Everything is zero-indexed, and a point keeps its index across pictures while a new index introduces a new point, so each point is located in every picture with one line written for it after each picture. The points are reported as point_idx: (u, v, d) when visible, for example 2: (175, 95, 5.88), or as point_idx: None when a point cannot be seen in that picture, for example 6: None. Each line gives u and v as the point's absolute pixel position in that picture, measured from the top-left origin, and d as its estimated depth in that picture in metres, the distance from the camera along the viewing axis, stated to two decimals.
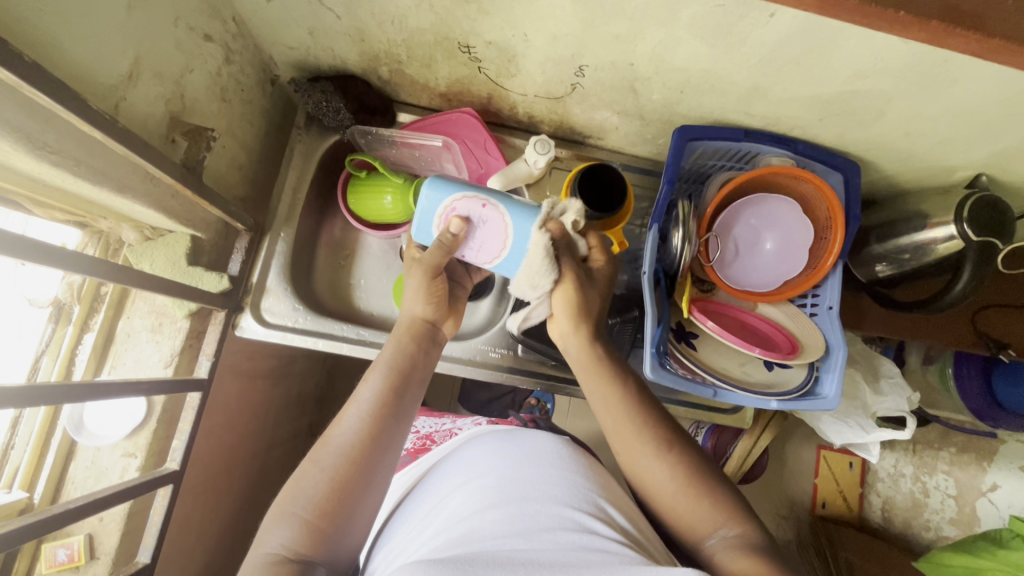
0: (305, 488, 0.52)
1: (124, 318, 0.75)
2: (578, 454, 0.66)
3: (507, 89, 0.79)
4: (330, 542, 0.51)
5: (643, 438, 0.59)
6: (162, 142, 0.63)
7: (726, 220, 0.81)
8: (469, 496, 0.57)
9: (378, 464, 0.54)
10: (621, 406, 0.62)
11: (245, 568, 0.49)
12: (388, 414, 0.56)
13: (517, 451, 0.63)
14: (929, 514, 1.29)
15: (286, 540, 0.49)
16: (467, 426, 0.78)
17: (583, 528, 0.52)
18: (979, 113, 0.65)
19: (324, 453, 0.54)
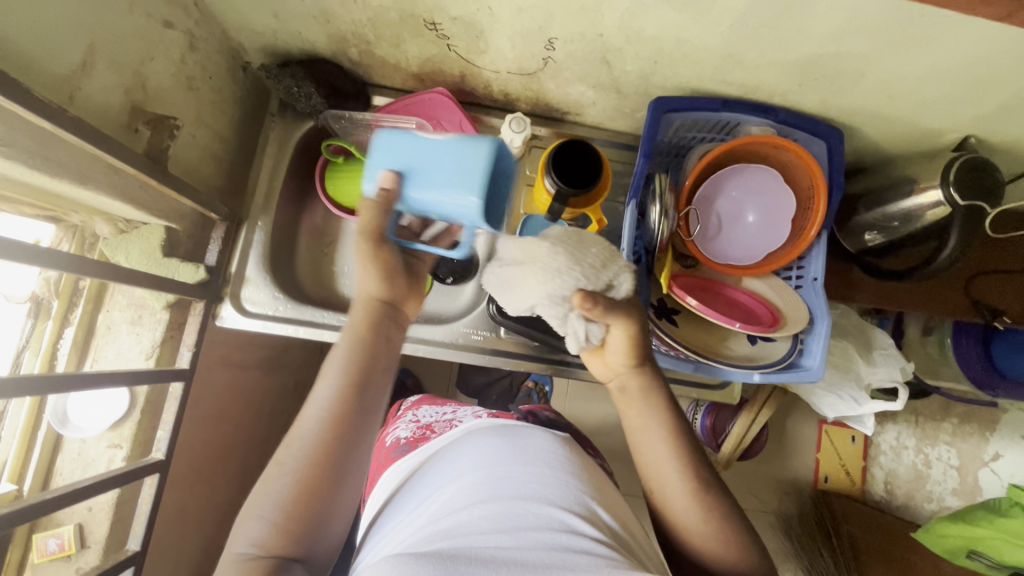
0: (272, 491, 0.52)
1: (104, 311, 0.74)
2: (568, 446, 0.66)
3: (479, 66, 0.78)
4: (303, 539, 0.51)
5: (676, 466, 0.59)
6: (123, 132, 0.61)
7: (707, 194, 0.79)
8: (450, 490, 0.58)
9: (347, 460, 0.54)
10: (660, 442, 0.60)
11: (220, 566, 0.50)
12: (350, 409, 0.55)
13: (498, 439, 0.64)
14: (931, 485, 1.37)
15: (256, 539, 0.50)
16: (467, 417, 0.78)
17: (567, 523, 0.53)
18: (963, 70, 0.63)
19: (287, 455, 0.53)
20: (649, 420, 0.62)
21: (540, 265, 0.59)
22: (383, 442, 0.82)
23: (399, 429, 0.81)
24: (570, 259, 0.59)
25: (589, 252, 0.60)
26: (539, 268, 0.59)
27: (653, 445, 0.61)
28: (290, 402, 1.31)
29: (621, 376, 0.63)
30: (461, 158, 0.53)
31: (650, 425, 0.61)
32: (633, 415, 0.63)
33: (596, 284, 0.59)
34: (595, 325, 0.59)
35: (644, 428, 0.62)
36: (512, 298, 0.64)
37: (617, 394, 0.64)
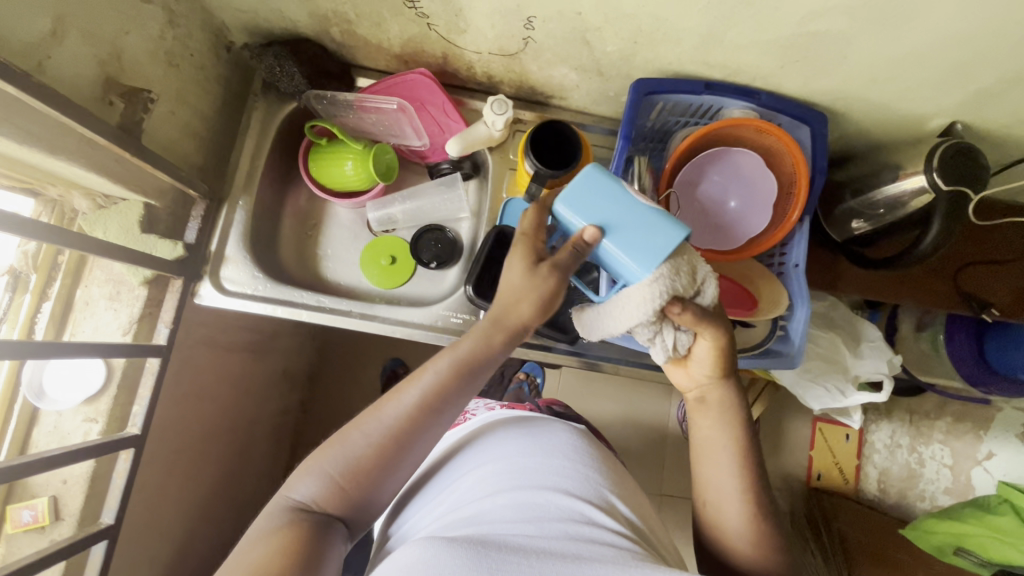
0: (342, 451, 0.56)
1: (82, 286, 0.74)
2: (595, 450, 0.71)
3: (461, 47, 0.77)
4: (352, 502, 0.56)
5: (733, 479, 0.61)
6: (96, 105, 0.61)
7: (689, 177, 0.77)
8: (476, 487, 0.61)
9: (411, 450, 0.57)
10: (720, 452, 0.63)
11: (275, 501, 0.56)
12: (440, 404, 0.58)
13: (527, 442, 0.68)
14: (924, 484, 1.36)
15: (309, 494, 0.55)
16: (479, 409, 0.84)
17: (592, 515, 0.56)
18: (944, 51, 0.62)
19: (371, 423, 0.57)
20: (715, 431, 0.63)
21: (644, 287, 0.55)
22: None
23: None
24: (673, 272, 0.54)
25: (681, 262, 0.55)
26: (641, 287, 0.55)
27: (712, 453, 0.63)
28: (279, 388, 1.32)
29: (702, 387, 0.64)
30: (649, 230, 0.55)
31: (724, 442, 0.63)
32: (704, 425, 0.65)
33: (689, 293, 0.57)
34: (685, 334, 0.60)
35: (714, 443, 0.63)
36: (598, 321, 0.61)
37: (694, 403, 0.66)
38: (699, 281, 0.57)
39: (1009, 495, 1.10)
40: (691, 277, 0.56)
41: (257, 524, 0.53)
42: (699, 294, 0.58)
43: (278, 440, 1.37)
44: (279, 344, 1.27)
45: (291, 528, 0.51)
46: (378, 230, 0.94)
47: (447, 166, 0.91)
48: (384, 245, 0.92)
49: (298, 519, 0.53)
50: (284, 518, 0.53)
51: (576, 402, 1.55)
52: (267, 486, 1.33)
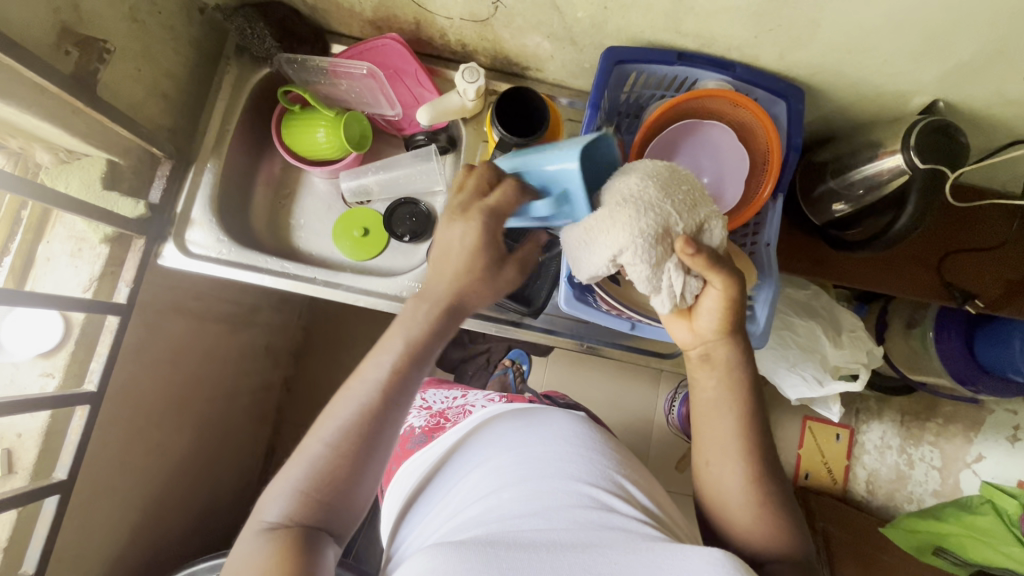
0: (304, 460, 0.52)
1: (43, 242, 0.74)
2: (590, 434, 0.69)
3: (432, 11, 0.76)
4: (326, 509, 0.51)
5: (735, 450, 0.59)
6: (49, 52, 0.61)
7: (663, 150, 0.75)
8: (482, 480, 0.62)
9: (380, 437, 0.53)
10: (722, 421, 0.60)
11: (245, 533, 0.51)
12: (397, 392, 0.54)
13: (529, 431, 0.68)
14: (912, 486, 1.37)
15: (280, 514, 0.50)
16: (479, 404, 0.81)
17: (607, 506, 0.57)
18: (921, 19, 0.59)
19: (327, 423, 0.53)
20: (717, 399, 0.60)
21: (630, 215, 0.51)
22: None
23: (412, 417, 0.84)
24: (663, 195, 0.52)
25: (675, 193, 0.53)
26: (624, 204, 0.52)
27: (715, 420, 0.60)
28: (261, 363, 1.32)
29: (707, 343, 0.60)
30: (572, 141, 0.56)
31: (720, 402, 0.60)
32: (704, 383, 0.61)
33: (687, 224, 0.53)
34: (692, 279, 0.54)
35: (712, 403, 0.61)
36: (592, 264, 0.56)
37: (697, 361, 0.61)
38: (696, 210, 0.53)
39: (991, 496, 1.08)
40: (685, 200, 0.53)
41: (237, 560, 0.49)
42: (699, 225, 0.53)
43: (260, 416, 1.38)
44: (260, 319, 1.27)
45: (269, 556, 0.47)
46: (352, 201, 0.93)
47: (422, 138, 0.89)
48: (358, 217, 0.91)
49: (272, 543, 0.48)
50: (257, 548, 0.48)
51: (561, 389, 1.54)
52: (245, 460, 1.33)
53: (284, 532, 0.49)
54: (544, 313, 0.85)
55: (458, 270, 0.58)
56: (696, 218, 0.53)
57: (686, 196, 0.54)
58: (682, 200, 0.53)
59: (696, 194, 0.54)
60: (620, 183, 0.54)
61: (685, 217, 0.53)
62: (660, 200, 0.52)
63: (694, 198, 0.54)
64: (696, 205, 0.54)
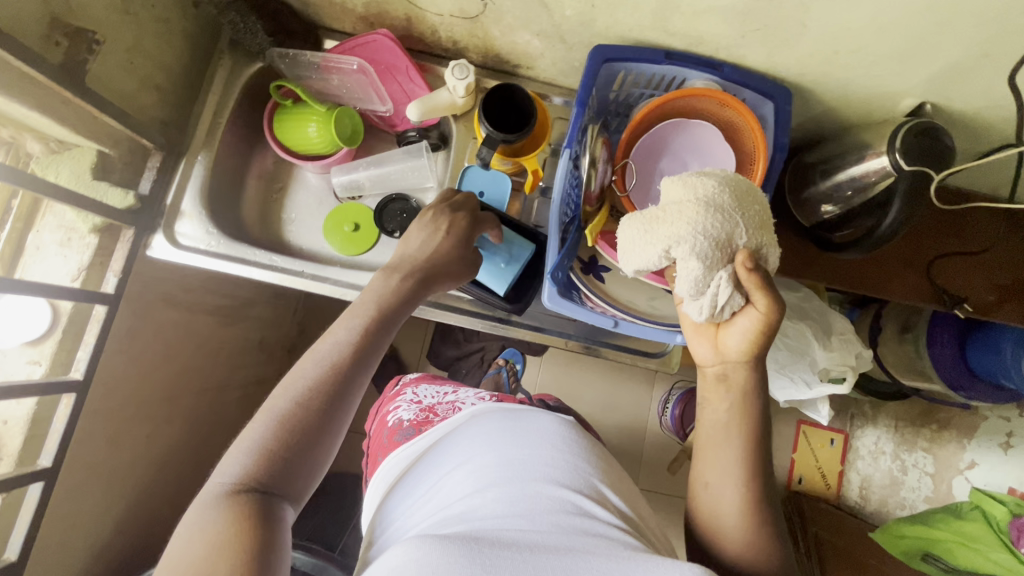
0: (270, 416, 0.52)
1: (34, 231, 0.74)
2: (569, 433, 0.69)
3: (422, 8, 0.76)
4: (289, 471, 0.50)
5: (736, 474, 0.57)
6: (40, 43, 0.61)
7: (648, 149, 0.76)
8: (467, 479, 0.61)
9: (343, 402, 0.55)
10: (728, 445, 0.59)
11: (199, 494, 0.48)
12: (364, 352, 0.58)
13: (515, 431, 0.67)
14: (906, 491, 1.35)
15: (237, 474, 0.49)
16: (470, 401, 0.80)
17: (585, 509, 0.57)
18: (905, 20, 0.60)
19: (296, 380, 0.55)
20: (724, 420, 0.59)
21: (700, 218, 0.55)
22: (386, 424, 0.85)
23: (402, 411, 0.84)
24: (734, 211, 0.56)
25: (745, 213, 0.57)
26: (696, 207, 0.56)
27: (721, 442, 0.59)
28: (253, 357, 1.32)
29: (727, 364, 0.59)
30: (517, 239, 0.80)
31: (727, 426, 0.59)
32: (715, 404, 0.61)
33: (750, 242, 0.56)
34: (737, 295, 0.55)
35: (719, 425, 0.60)
36: (641, 252, 0.60)
37: (713, 380, 0.61)
38: (762, 230, 0.57)
39: (981, 502, 1.07)
40: (754, 218, 0.57)
41: (183, 524, 0.46)
42: (758, 245, 0.56)
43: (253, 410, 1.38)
44: (253, 313, 1.28)
45: (228, 512, 0.45)
46: (343, 195, 0.93)
47: (413, 134, 0.89)
48: (349, 212, 0.91)
49: (226, 501, 0.46)
50: (211, 505, 0.46)
51: (554, 389, 1.54)
52: None
53: (244, 492, 0.47)
54: (529, 310, 0.85)
55: (431, 251, 0.69)
56: (759, 241, 0.57)
57: (755, 221, 0.57)
58: (752, 222, 0.57)
59: (764, 221, 0.59)
60: (698, 181, 0.58)
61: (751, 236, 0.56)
62: (733, 215, 0.56)
63: (761, 224, 0.58)
64: (762, 231, 0.58)
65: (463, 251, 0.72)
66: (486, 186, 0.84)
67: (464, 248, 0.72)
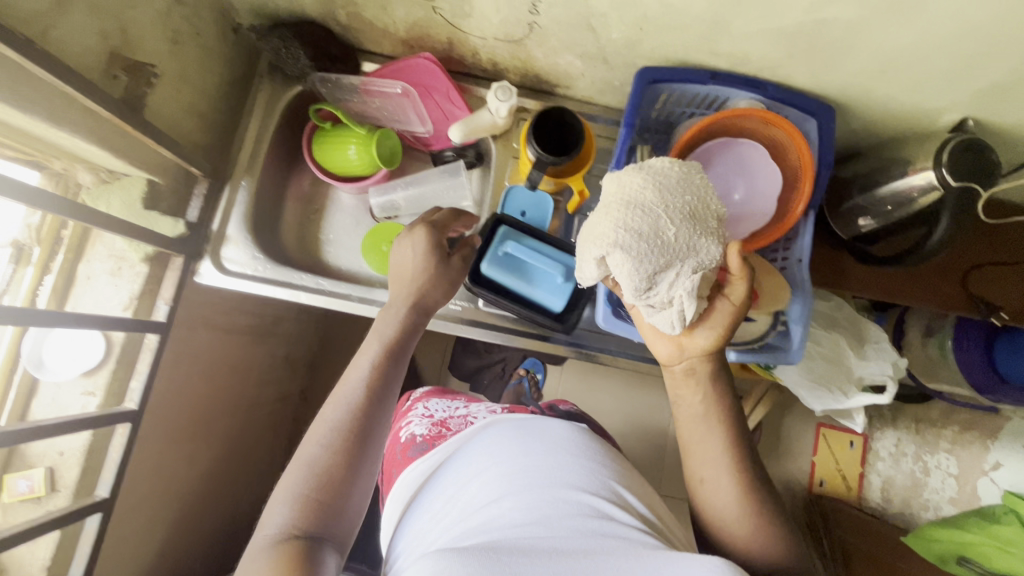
0: (304, 465, 0.55)
1: (84, 261, 0.74)
2: (585, 441, 0.68)
3: (466, 32, 0.77)
4: (330, 513, 0.53)
5: (724, 460, 0.62)
6: (102, 78, 0.62)
7: (694, 168, 0.76)
8: (481, 487, 0.61)
9: (371, 438, 0.58)
10: (710, 436, 0.64)
11: (251, 548, 0.51)
12: (381, 386, 0.61)
13: (522, 438, 0.68)
14: (929, 493, 1.37)
15: (283, 523, 0.51)
16: (482, 415, 0.80)
17: (606, 511, 0.58)
18: (954, 42, 0.61)
19: (323, 428, 0.57)
20: (699, 413, 0.64)
21: (626, 217, 0.55)
22: (396, 439, 0.84)
23: (414, 425, 0.83)
24: (664, 205, 0.55)
25: (678, 204, 0.56)
26: (624, 206, 0.56)
27: (702, 434, 0.64)
28: (279, 374, 1.32)
29: (691, 359, 0.63)
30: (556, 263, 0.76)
31: (706, 418, 0.64)
32: (689, 398, 0.65)
33: (688, 235, 0.55)
34: (682, 291, 0.56)
35: (698, 419, 0.64)
36: (585, 261, 0.59)
37: (681, 375, 0.65)
38: (695, 221, 0.56)
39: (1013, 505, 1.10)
40: (690, 215, 0.56)
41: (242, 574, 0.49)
42: (703, 244, 0.56)
43: (279, 427, 1.38)
44: (281, 330, 1.28)
45: (276, 561, 0.47)
46: (380, 216, 0.93)
47: (450, 154, 0.91)
48: (386, 232, 0.89)
49: (278, 550, 0.49)
50: (262, 557, 0.49)
51: (577, 398, 1.54)
52: (267, 471, 1.34)
53: (291, 540, 0.50)
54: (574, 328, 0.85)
55: (411, 272, 0.69)
56: (699, 230, 0.56)
57: (693, 211, 0.56)
58: (687, 213, 0.55)
59: (703, 205, 0.57)
60: (631, 179, 0.58)
61: (687, 228, 0.55)
62: (662, 208, 0.55)
63: (701, 214, 0.56)
64: (705, 219, 0.56)
65: (443, 256, 0.71)
66: (528, 207, 0.84)
67: (442, 255, 0.70)
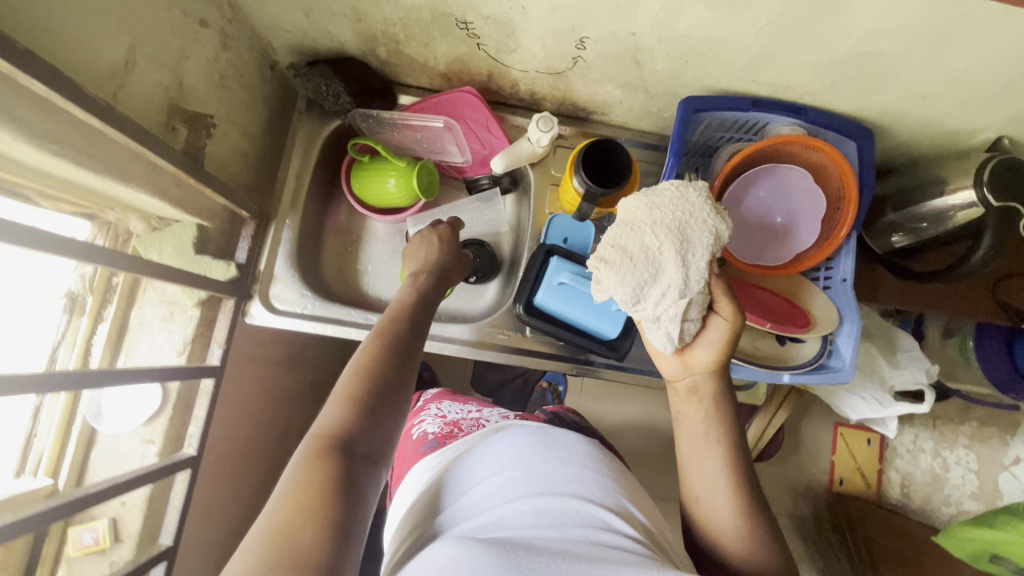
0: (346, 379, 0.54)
1: (136, 307, 0.75)
2: (600, 455, 0.64)
3: (507, 65, 0.78)
4: (373, 419, 0.51)
5: (722, 479, 0.58)
6: (162, 131, 0.62)
7: (737, 194, 0.78)
8: (494, 487, 0.58)
9: (406, 360, 0.57)
10: (711, 454, 0.59)
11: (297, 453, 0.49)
12: (414, 317, 0.61)
13: (545, 440, 0.64)
14: (949, 489, 1.29)
15: (326, 426, 0.49)
16: (495, 418, 0.80)
17: (612, 521, 0.53)
18: (997, 70, 0.62)
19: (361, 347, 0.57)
20: (700, 429, 0.61)
21: (614, 243, 0.60)
22: (409, 437, 0.84)
23: (427, 424, 0.83)
24: (648, 227, 0.59)
25: (663, 225, 0.59)
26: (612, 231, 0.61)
27: (703, 449, 0.60)
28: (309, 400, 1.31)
29: (695, 376, 0.62)
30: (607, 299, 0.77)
31: (706, 434, 0.60)
32: (691, 417, 0.62)
33: (672, 254, 0.58)
34: (670, 310, 0.59)
35: (699, 436, 0.61)
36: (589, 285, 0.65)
37: (684, 392, 0.63)
38: (680, 239, 0.58)
39: None
40: (675, 228, 0.58)
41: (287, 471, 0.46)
42: (686, 258, 0.58)
43: None
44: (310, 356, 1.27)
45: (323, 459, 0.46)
46: None
47: (486, 182, 0.91)
48: None
49: (321, 448, 0.47)
50: (305, 455, 0.47)
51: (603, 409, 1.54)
52: None
53: (336, 441, 0.48)
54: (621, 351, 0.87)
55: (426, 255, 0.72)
56: (683, 250, 0.58)
57: (679, 231, 0.58)
58: (672, 233, 0.58)
59: (693, 218, 0.59)
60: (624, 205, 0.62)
61: (670, 248, 0.58)
62: (646, 231, 0.59)
63: (689, 234, 0.58)
64: (693, 238, 0.58)
65: (452, 249, 0.74)
66: (570, 233, 0.84)
67: (454, 247, 0.74)
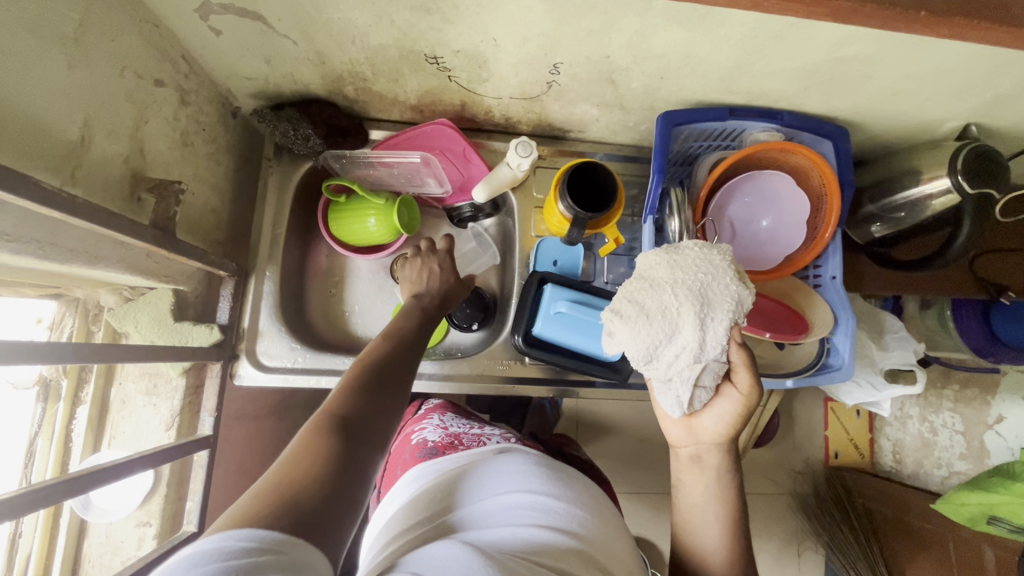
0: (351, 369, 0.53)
1: (115, 384, 0.72)
2: (600, 503, 0.60)
3: (480, 94, 0.76)
4: (371, 408, 0.50)
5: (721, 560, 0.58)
6: (126, 203, 0.59)
7: (721, 203, 0.78)
8: (494, 500, 0.55)
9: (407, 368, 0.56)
10: (713, 528, 0.59)
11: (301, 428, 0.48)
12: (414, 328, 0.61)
13: (542, 463, 0.62)
14: (939, 451, 1.18)
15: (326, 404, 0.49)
16: (496, 438, 0.74)
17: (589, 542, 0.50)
18: (964, 66, 0.64)
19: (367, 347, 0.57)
20: (700, 500, 0.60)
21: (636, 299, 0.57)
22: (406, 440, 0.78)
23: (426, 431, 0.78)
24: (672, 288, 0.57)
25: (686, 286, 0.57)
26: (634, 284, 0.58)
27: (703, 523, 0.60)
28: None
29: (700, 445, 0.61)
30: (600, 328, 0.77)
31: (705, 506, 0.60)
32: (691, 485, 0.61)
33: (690, 316, 0.56)
34: (687, 372, 0.57)
35: (696, 507, 0.61)
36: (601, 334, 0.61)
37: (686, 459, 0.62)
38: (700, 300, 0.56)
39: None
40: (696, 290, 0.56)
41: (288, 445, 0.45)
42: (704, 320, 0.56)
43: None
44: None
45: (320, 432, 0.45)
46: None
47: (467, 209, 0.88)
48: None
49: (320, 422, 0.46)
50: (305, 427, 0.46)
51: None
52: None
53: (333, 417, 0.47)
54: None
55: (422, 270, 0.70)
56: (705, 313, 0.56)
57: (703, 294, 0.56)
58: (694, 297, 0.56)
59: (715, 282, 0.57)
60: (651, 260, 0.60)
61: (691, 310, 0.56)
62: (668, 291, 0.57)
63: (713, 300, 0.57)
64: (718, 304, 0.56)
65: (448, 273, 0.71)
66: (560, 255, 0.84)
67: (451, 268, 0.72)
